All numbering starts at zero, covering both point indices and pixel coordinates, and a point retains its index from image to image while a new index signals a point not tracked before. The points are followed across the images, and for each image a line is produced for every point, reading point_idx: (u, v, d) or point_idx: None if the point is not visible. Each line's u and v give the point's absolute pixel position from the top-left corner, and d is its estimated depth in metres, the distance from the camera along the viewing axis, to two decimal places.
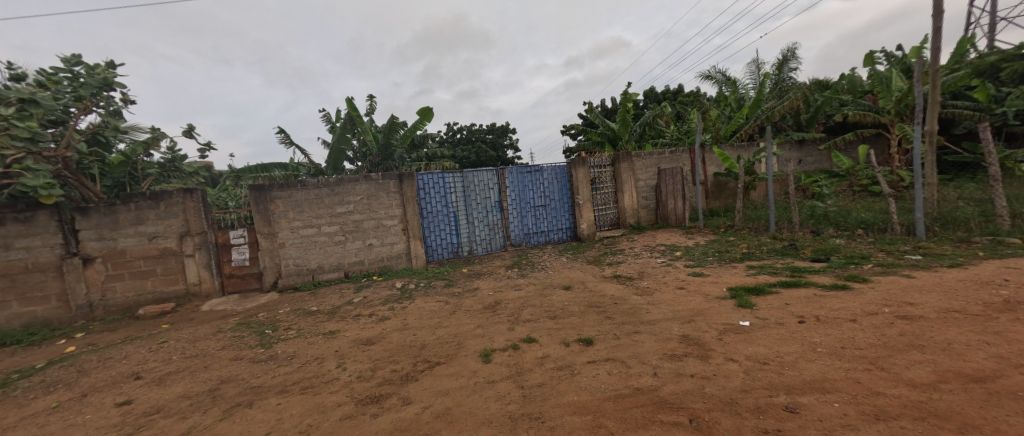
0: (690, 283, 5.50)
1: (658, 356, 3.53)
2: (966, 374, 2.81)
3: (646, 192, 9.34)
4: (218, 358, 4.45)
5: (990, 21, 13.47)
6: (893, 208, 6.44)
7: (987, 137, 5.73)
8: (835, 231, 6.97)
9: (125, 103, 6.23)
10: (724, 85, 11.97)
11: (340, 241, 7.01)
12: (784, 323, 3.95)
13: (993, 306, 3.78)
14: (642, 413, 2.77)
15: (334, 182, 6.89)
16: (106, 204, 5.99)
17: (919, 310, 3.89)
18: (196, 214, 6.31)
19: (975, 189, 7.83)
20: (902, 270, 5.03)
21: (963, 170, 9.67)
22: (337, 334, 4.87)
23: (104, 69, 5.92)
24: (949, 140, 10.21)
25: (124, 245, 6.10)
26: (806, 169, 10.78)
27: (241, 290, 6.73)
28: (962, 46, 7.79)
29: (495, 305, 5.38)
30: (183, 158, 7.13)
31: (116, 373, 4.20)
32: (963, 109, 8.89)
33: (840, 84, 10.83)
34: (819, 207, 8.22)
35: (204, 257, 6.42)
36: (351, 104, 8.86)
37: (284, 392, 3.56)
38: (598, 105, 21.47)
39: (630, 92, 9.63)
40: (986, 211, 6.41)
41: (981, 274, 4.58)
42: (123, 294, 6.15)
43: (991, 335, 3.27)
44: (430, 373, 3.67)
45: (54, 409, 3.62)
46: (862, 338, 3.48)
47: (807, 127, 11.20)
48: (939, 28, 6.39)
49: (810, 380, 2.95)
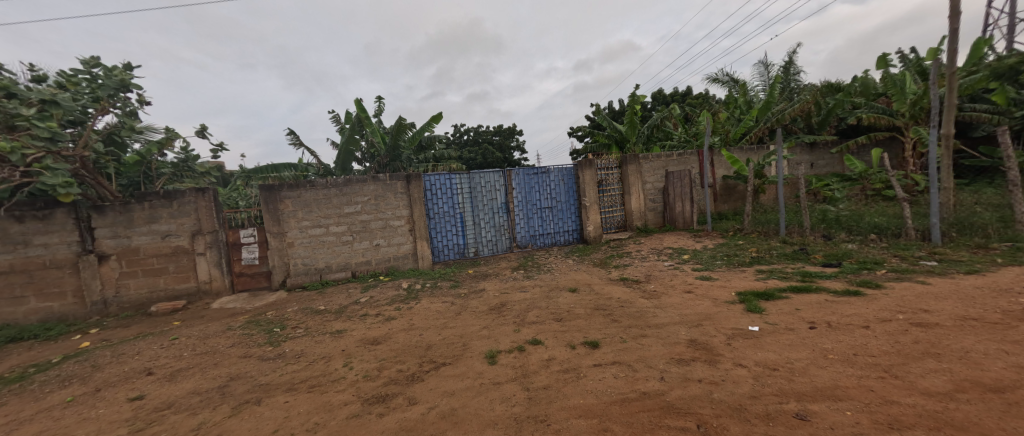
0: (698, 287, 5.44)
1: (666, 361, 3.50)
2: (983, 384, 2.74)
3: (653, 195, 9.26)
4: (228, 355, 4.51)
5: (1009, 22, 13.18)
6: (908, 213, 6.28)
7: (1006, 142, 5.53)
8: (847, 235, 6.86)
9: (141, 104, 6.34)
10: (733, 88, 11.87)
11: (348, 241, 7.06)
12: (794, 329, 3.89)
13: (1013, 314, 3.68)
14: (648, 417, 2.74)
15: (342, 183, 6.95)
16: (121, 202, 6.11)
17: (935, 317, 3.80)
18: (207, 213, 6.41)
19: (994, 195, 7.63)
20: (917, 276, 4.93)
21: (981, 174, 9.43)
22: (344, 333, 4.90)
23: (122, 71, 6.05)
24: (967, 143, 9.98)
25: (138, 243, 6.22)
26: (818, 172, 10.73)
27: (250, 288, 6.80)
28: (978, 48, 7.58)
29: (501, 306, 5.38)
30: (196, 158, 7.25)
31: (128, 369, 4.28)
32: (981, 112, 8.68)
33: (852, 86, 10.58)
34: (831, 211, 8.09)
35: (215, 256, 6.51)
36: (359, 105, 8.94)
37: (291, 390, 3.60)
38: (606, 107, 21.29)
39: (638, 94, 9.56)
40: (1005, 217, 6.25)
41: (1000, 281, 4.46)
42: (136, 291, 6.26)
43: (1010, 344, 3.18)
44: (435, 374, 3.68)
45: (68, 402, 3.70)
46: (875, 345, 3.42)
47: (819, 130, 11.03)
48: (956, 29, 6.26)
49: (821, 387, 2.89)
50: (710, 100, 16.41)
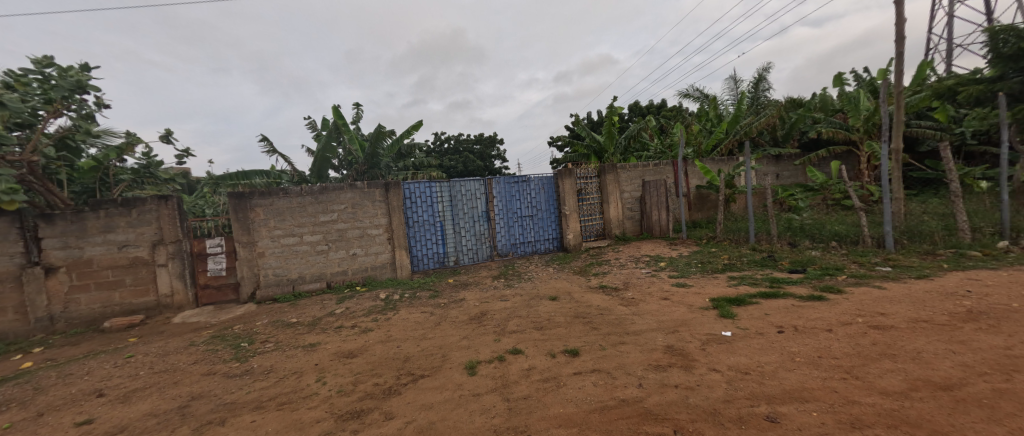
0: (674, 294, 5.56)
1: (644, 367, 3.55)
2: (934, 382, 2.92)
3: (631, 204, 9.48)
4: (189, 373, 4.25)
5: (947, 47, 14.36)
6: (865, 222, 6.66)
7: (950, 156, 5.99)
8: (811, 242, 7.21)
9: (98, 107, 5.98)
10: (704, 102, 12.37)
11: (323, 251, 6.85)
12: (763, 333, 4.04)
13: (958, 316, 3.96)
14: (626, 425, 2.77)
15: (318, 190, 6.75)
16: (73, 211, 5.71)
17: (890, 320, 4.04)
18: (170, 222, 6.08)
19: (939, 205, 8.23)
20: (874, 281, 5.24)
21: (927, 186, 10.17)
22: (318, 347, 4.72)
23: (78, 72, 5.70)
24: (915, 157, 10.77)
25: (91, 255, 5.82)
26: (783, 183, 11.25)
27: (216, 302, 6.48)
28: (922, 70, 8.22)
29: (481, 315, 5.33)
30: (159, 164, 6.87)
31: (76, 391, 3.96)
32: (927, 129, 9.39)
33: (813, 102, 11.24)
34: (796, 220, 8.51)
35: (178, 267, 6.17)
36: (336, 112, 8.76)
37: (259, 408, 3.42)
38: (584, 118, 21.66)
39: (615, 106, 9.82)
40: (950, 225, 6.73)
41: (946, 285, 4.80)
42: (87, 306, 5.83)
43: (956, 344, 3.42)
44: (413, 386, 3.59)
45: (5, 430, 3.38)
46: (838, 347, 3.59)
47: (784, 143, 11.63)
48: (902, 53, 6.79)
49: (789, 390, 3.01)
50: (683, 113, 17.00)
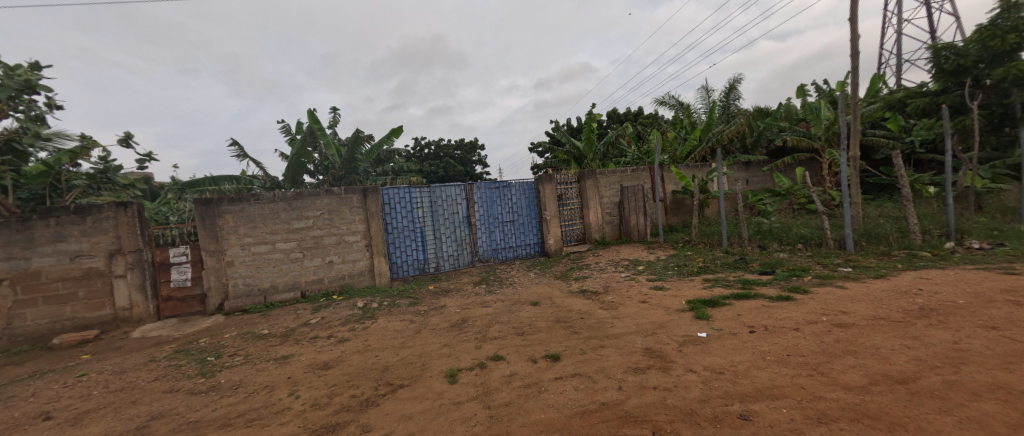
0: (652, 297, 5.67)
1: (623, 370, 3.60)
2: (891, 376, 3.09)
3: (610, 208, 9.63)
4: (149, 391, 3.99)
5: (897, 62, 15.39)
6: (828, 225, 7.01)
7: (901, 163, 6.40)
8: (779, 245, 7.53)
9: (49, 108, 5.61)
10: (678, 110, 12.78)
11: (297, 258, 6.62)
12: (736, 333, 4.18)
13: (911, 313, 4.22)
14: (607, 428, 2.79)
15: (292, 196, 6.54)
16: (19, 219, 5.30)
17: (852, 318, 4.26)
18: (130, 230, 5.74)
19: (893, 209, 8.77)
20: (836, 281, 5.52)
21: (881, 191, 10.83)
22: (291, 359, 4.54)
23: (25, 71, 5.34)
24: (871, 164, 11.44)
25: (39, 266, 5.40)
26: (752, 188, 11.71)
27: (180, 314, 6.15)
28: (875, 83, 8.78)
29: (462, 322, 5.27)
30: (117, 169, 6.48)
31: (18, 414, 3.64)
32: (881, 138, 10.01)
33: (779, 112, 11.80)
34: (765, 223, 8.87)
35: (138, 278, 5.82)
36: (311, 116, 8.53)
37: (227, 426, 3.25)
38: (562, 125, 21.94)
39: (593, 113, 10.01)
40: (903, 228, 7.18)
41: (901, 284, 5.11)
42: (34, 322, 5.40)
43: (910, 340, 3.63)
44: (392, 397, 3.51)
45: None
46: (805, 345, 3.75)
47: (752, 150, 12.14)
48: (857, 67, 7.24)
49: (760, 388, 3.12)
50: (658, 121, 17.51)
